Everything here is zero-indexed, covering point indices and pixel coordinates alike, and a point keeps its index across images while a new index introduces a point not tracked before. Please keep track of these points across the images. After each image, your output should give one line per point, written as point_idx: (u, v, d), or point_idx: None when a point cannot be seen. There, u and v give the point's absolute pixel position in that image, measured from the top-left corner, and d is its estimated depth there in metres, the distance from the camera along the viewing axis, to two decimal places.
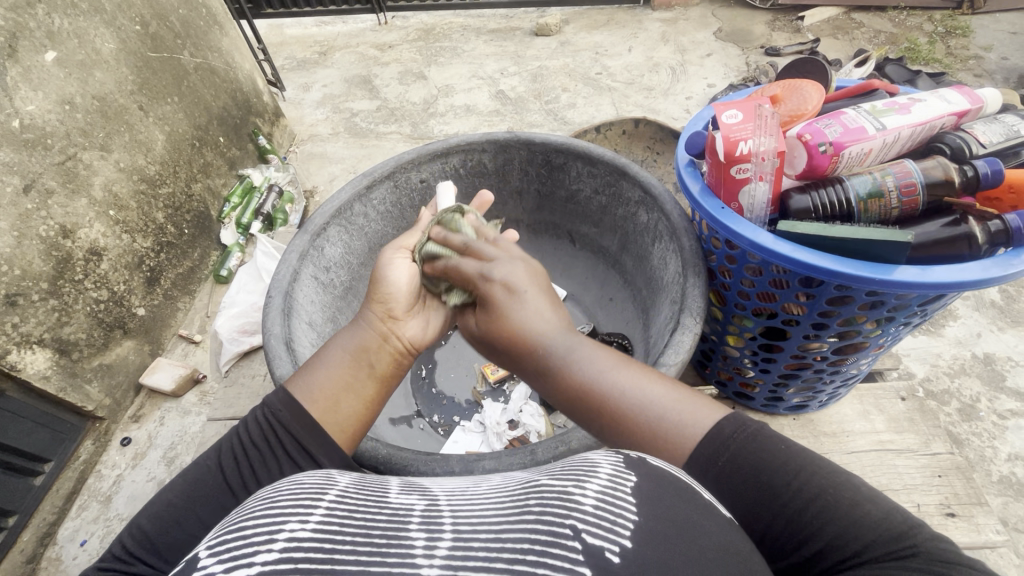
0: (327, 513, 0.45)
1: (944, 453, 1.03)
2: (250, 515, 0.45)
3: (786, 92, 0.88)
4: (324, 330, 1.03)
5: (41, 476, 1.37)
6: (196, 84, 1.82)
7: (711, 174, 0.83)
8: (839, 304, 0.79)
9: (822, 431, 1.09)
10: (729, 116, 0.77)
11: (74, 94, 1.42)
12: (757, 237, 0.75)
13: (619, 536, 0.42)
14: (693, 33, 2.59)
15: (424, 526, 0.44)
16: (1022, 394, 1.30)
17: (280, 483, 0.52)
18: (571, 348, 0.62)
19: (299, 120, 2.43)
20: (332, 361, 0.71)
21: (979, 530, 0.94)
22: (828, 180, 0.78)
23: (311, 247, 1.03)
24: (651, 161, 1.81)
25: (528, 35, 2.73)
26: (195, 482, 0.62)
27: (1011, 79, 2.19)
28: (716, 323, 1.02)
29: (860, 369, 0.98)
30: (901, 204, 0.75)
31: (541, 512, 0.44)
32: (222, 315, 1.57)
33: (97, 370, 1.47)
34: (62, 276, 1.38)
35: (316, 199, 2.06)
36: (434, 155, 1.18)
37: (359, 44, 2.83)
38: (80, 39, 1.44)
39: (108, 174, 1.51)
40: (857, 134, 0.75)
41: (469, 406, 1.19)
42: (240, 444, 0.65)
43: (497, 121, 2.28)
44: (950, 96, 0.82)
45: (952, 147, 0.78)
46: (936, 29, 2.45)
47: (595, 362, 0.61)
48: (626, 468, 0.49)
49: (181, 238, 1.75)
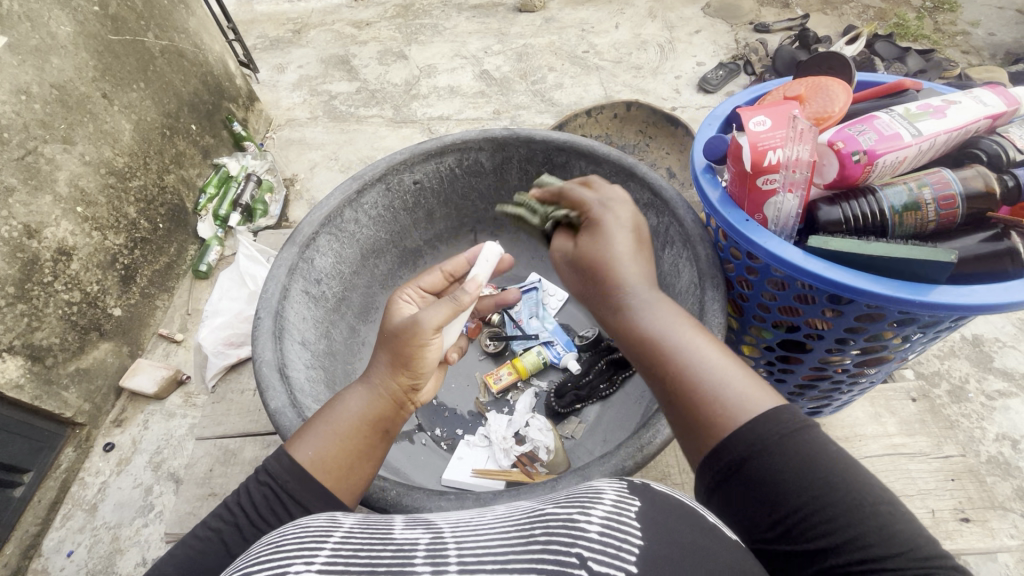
0: (332, 555, 0.43)
1: (955, 456, 1.07)
2: (256, 560, 0.44)
3: (810, 92, 0.86)
4: (318, 347, 1.00)
5: (20, 487, 1.33)
6: (163, 68, 1.73)
7: (734, 182, 0.80)
8: (867, 321, 0.78)
9: (835, 436, 1.11)
10: (757, 122, 0.75)
11: (30, 83, 1.33)
12: (782, 251, 0.73)
13: (625, 562, 0.42)
14: (681, 8, 2.53)
15: (429, 559, 0.43)
16: (1009, 374, 1.33)
17: (285, 528, 0.50)
18: (644, 304, 0.64)
19: (275, 104, 2.34)
20: (344, 429, 0.68)
21: (992, 535, 0.99)
22: (859, 189, 0.77)
23: (300, 259, 0.99)
24: (643, 146, 1.78)
25: (511, 11, 2.64)
26: (196, 554, 0.60)
27: (998, 56, 2.21)
28: (732, 331, 1.02)
29: (877, 379, 0.97)
30: (939, 217, 0.74)
31: (547, 541, 0.43)
32: (206, 326, 1.51)
33: (73, 375, 1.42)
34: (30, 278, 1.32)
35: (297, 187, 2.00)
36: (427, 155, 1.13)
37: (334, 21, 2.71)
38: (32, 22, 1.35)
39: (73, 168, 1.43)
40: (892, 142, 0.74)
41: (472, 417, 1.17)
42: (241, 510, 0.62)
43: (482, 103, 2.22)
44: (986, 98, 0.81)
45: (989, 154, 0.78)
46: (924, 4, 2.44)
47: (664, 316, 0.63)
48: (631, 494, 0.49)
49: (156, 234, 1.69)
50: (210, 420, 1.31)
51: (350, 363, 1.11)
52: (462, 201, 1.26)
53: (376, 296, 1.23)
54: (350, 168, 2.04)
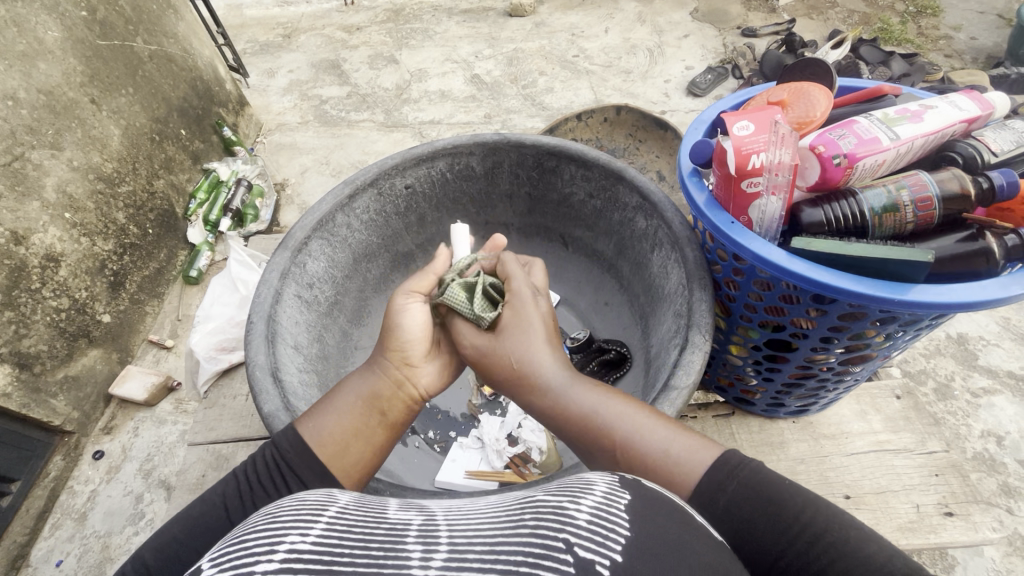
0: (327, 528, 0.44)
1: (939, 451, 1.08)
2: (252, 529, 0.44)
3: (793, 97, 0.87)
4: (311, 351, 1.00)
5: (8, 497, 1.32)
6: (152, 73, 1.72)
7: (719, 186, 0.81)
8: (850, 320, 0.79)
9: (822, 434, 1.12)
10: (741, 127, 0.77)
11: (17, 89, 1.32)
12: (769, 254, 0.74)
13: (611, 550, 0.42)
14: (669, 13, 2.55)
15: (421, 539, 0.43)
16: (993, 371, 1.36)
17: (282, 499, 0.50)
18: (569, 387, 0.66)
19: (265, 109, 2.33)
20: (342, 405, 0.70)
21: (976, 528, 1.00)
22: (839, 192, 0.79)
23: (293, 264, 0.99)
24: (633, 149, 1.79)
25: (501, 16, 2.65)
26: (196, 516, 0.62)
27: (979, 60, 2.25)
28: (719, 332, 1.03)
29: (862, 377, 0.98)
30: (916, 217, 0.75)
31: (535, 525, 0.44)
32: (197, 332, 1.49)
33: (62, 383, 1.41)
34: (18, 285, 1.30)
35: (287, 192, 1.99)
36: (418, 160, 1.14)
37: (324, 26, 2.71)
38: (19, 27, 1.34)
39: (61, 174, 1.42)
40: (871, 146, 0.76)
41: (464, 420, 1.17)
42: (244, 480, 0.64)
43: (473, 107, 2.23)
44: (962, 102, 0.82)
45: (964, 157, 0.79)
46: (907, 9, 2.48)
47: (591, 395, 0.65)
48: (621, 487, 0.49)
49: (146, 239, 1.67)
50: (202, 427, 1.30)
51: (343, 367, 1.10)
52: (453, 205, 1.27)
53: (368, 300, 1.22)
54: (340, 172, 2.04)
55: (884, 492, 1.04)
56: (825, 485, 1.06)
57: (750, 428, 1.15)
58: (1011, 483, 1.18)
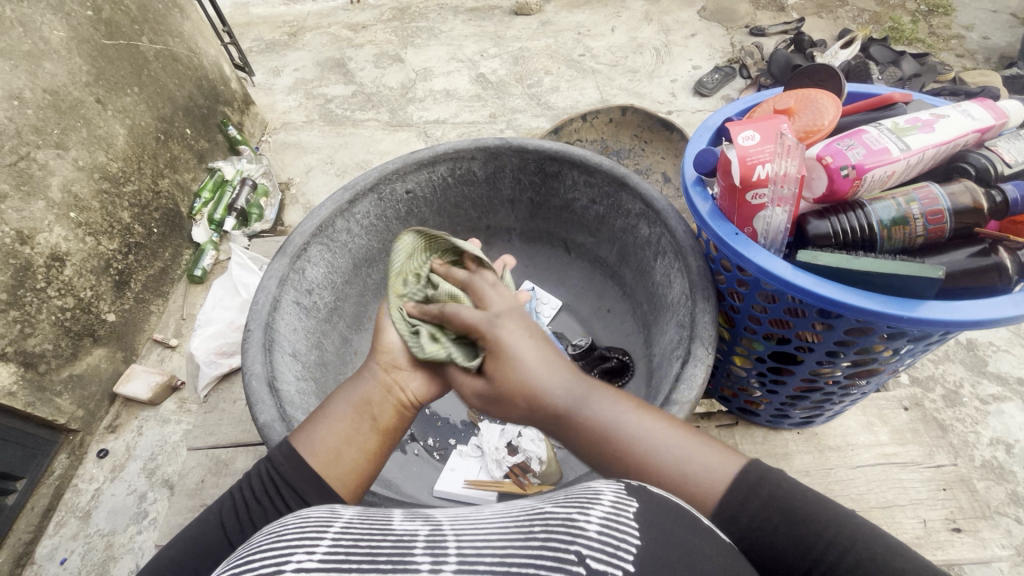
0: (333, 544, 0.44)
1: (947, 465, 1.07)
2: (257, 549, 0.44)
3: (800, 105, 0.86)
4: (309, 358, 1.00)
5: (13, 495, 1.33)
6: (158, 72, 1.73)
7: (723, 196, 0.81)
8: (857, 334, 0.78)
9: (827, 445, 1.11)
10: (746, 137, 0.76)
11: (23, 88, 1.33)
12: (775, 268, 0.73)
13: (622, 560, 0.42)
14: (676, 12, 2.53)
15: (429, 550, 0.43)
16: (1002, 379, 1.34)
17: (285, 517, 0.50)
18: (584, 399, 0.63)
19: (270, 107, 2.33)
20: (333, 413, 0.71)
21: (984, 545, 0.99)
22: (847, 204, 0.78)
23: (292, 270, 1.00)
24: (638, 150, 1.77)
25: (507, 15, 2.64)
26: (195, 536, 0.62)
27: (992, 59, 2.22)
28: (723, 343, 1.02)
29: (868, 390, 0.97)
30: (927, 231, 0.74)
31: (546, 538, 0.43)
32: (196, 336, 1.49)
33: (66, 382, 1.42)
34: (23, 284, 1.31)
35: (292, 191, 2.00)
36: (419, 164, 1.14)
37: (330, 24, 2.71)
38: (25, 27, 1.34)
39: (66, 173, 1.43)
40: (879, 157, 0.74)
41: (464, 427, 1.18)
42: (243, 499, 0.65)
43: (478, 106, 2.22)
44: (974, 111, 0.81)
45: (977, 168, 0.78)
46: (919, 7, 2.44)
47: (606, 406, 0.62)
48: (629, 494, 0.48)
49: (151, 238, 1.68)
50: (203, 430, 1.30)
51: (341, 374, 1.10)
52: (454, 209, 1.26)
53: (369, 305, 1.22)
54: (345, 172, 2.04)
55: (889, 506, 1.03)
56: (829, 497, 1.06)
57: (754, 439, 1.14)
58: (1020, 493, 1.17)
